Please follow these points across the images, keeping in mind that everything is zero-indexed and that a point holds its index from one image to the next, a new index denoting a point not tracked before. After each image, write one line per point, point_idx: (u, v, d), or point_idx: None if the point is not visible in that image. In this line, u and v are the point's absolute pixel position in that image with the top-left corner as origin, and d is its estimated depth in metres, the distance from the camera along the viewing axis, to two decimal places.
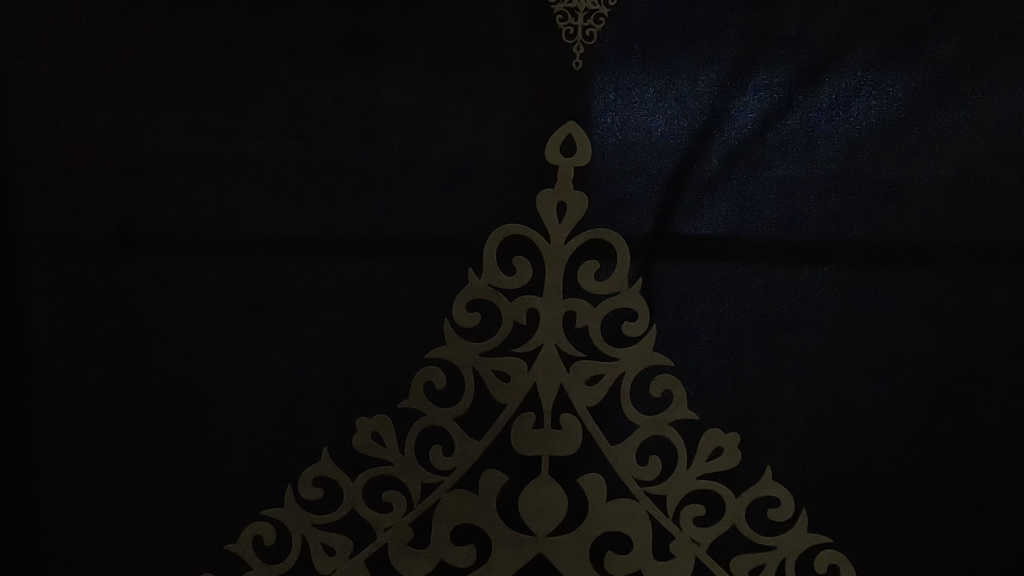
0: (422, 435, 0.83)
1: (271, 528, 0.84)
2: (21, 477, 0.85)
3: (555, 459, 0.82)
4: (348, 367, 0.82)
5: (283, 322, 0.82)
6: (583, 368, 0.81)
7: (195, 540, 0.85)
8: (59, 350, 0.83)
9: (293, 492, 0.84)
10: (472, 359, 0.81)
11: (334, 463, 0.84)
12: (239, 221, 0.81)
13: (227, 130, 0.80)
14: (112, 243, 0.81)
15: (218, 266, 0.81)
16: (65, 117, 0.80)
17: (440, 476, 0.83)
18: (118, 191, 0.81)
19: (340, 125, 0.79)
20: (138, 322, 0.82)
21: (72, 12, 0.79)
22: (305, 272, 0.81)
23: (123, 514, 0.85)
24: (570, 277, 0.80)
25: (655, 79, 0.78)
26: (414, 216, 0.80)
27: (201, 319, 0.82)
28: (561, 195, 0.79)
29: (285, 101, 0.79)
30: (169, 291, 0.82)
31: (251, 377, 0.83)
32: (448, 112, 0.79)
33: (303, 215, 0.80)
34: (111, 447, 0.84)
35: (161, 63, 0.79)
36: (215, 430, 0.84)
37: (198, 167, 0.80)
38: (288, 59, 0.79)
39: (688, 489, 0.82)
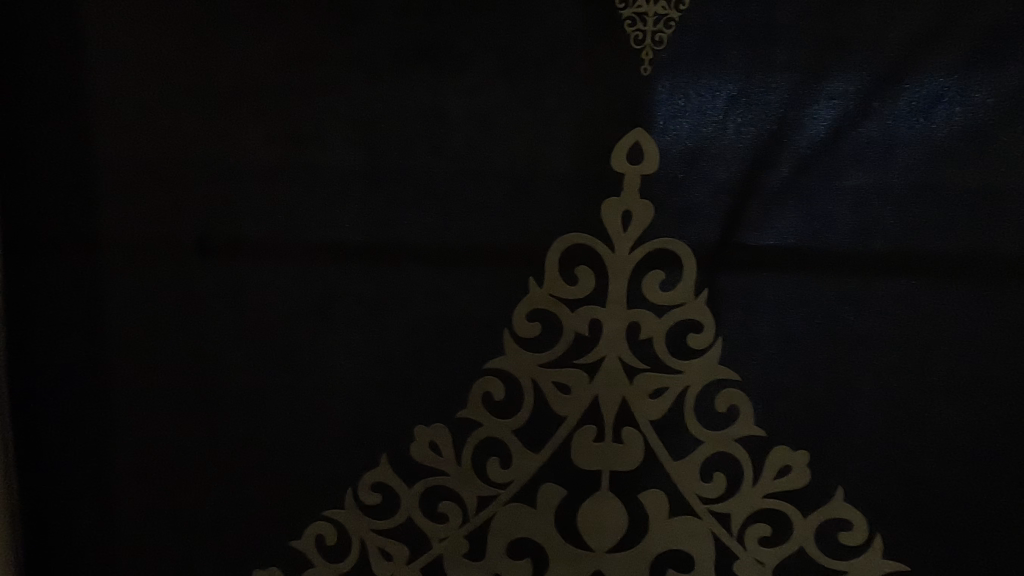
0: (482, 444, 0.83)
1: (331, 530, 0.86)
2: (95, 472, 0.88)
3: (616, 472, 0.81)
4: (409, 374, 0.83)
5: (346, 327, 0.83)
6: (646, 380, 0.79)
7: (260, 538, 0.87)
8: (135, 352, 0.86)
9: (353, 496, 0.85)
10: (532, 369, 0.80)
11: (393, 468, 0.85)
12: (306, 228, 0.82)
13: (297, 140, 0.81)
14: (187, 249, 0.84)
15: (285, 272, 0.83)
16: (146, 127, 0.83)
17: (498, 486, 0.83)
18: (194, 198, 0.84)
19: (407, 133, 0.80)
20: (209, 325, 0.85)
21: (150, 23, 0.82)
22: (369, 279, 0.82)
23: (191, 511, 0.88)
24: (634, 288, 0.78)
25: (726, 85, 0.76)
26: (477, 224, 0.80)
27: (268, 324, 0.84)
28: (626, 204, 0.78)
29: (353, 111, 0.80)
30: (239, 295, 0.84)
31: (315, 380, 0.85)
32: (514, 120, 0.78)
33: (368, 223, 0.82)
34: (182, 446, 0.87)
35: (236, 74, 0.82)
36: (279, 432, 0.86)
37: (268, 174, 0.82)
38: (356, 69, 0.80)
39: (753, 507, 0.80)
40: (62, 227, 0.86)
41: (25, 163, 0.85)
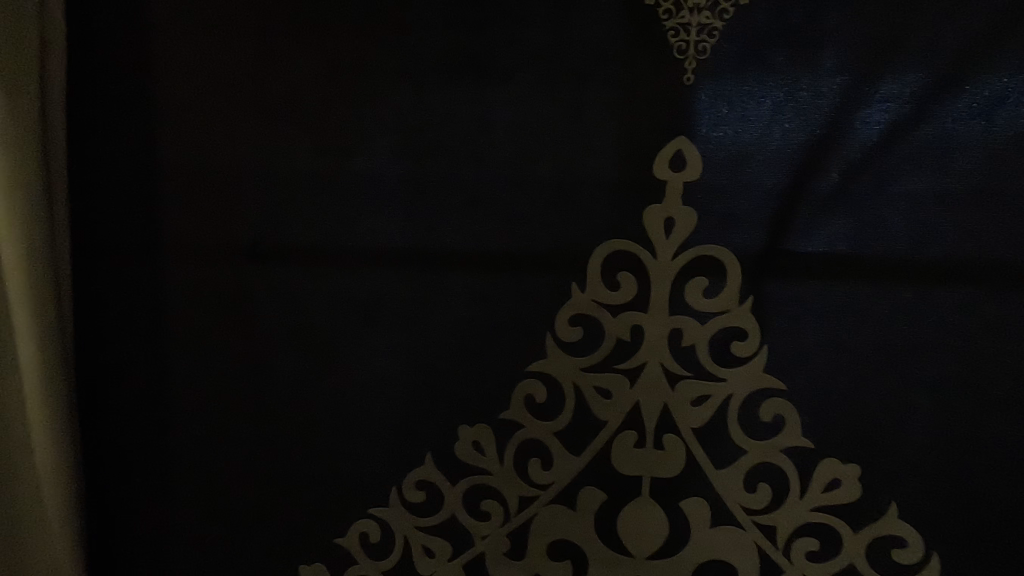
0: (523, 446, 0.84)
1: (376, 526, 0.90)
2: (159, 464, 0.94)
3: (656, 479, 0.81)
4: (453, 376, 0.86)
5: (393, 330, 0.87)
6: (688, 387, 0.79)
7: (310, 531, 0.92)
8: (198, 350, 0.92)
9: (398, 493, 0.89)
10: (573, 374, 0.82)
11: (437, 467, 0.87)
12: (357, 235, 0.86)
13: (347, 151, 0.85)
14: (245, 254, 0.89)
15: (337, 276, 0.88)
16: (208, 140, 0.88)
17: (539, 488, 0.84)
18: (251, 207, 0.88)
19: (452, 144, 0.83)
20: (265, 326, 0.90)
21: (213, 42, 0.87)
22: (415, 284, 0.86)
23: (246, 503, 0.93)
24: (675, 294, 0.78)
25: (772, 91, 0.75)
26: (520, 231, 0.82)
27: (320, 326, 0.89)
28: (669, 211, 0.78)
29: (401, 123, 0.84)
30: (293, 299, 0.89)
31: (363, 380, 0.88)
32: (556, 130, 0.80)
33: (415, 230, 0.85)
34: (240, 440, 0.92)
35: (292, 88, 0.86)
36: (329, 430, 0.90)
37: (320, 184, 0.86)
38: (404, 83, 0.83)
39: (799, 520, 0.78)
40: (128, 234, 0.92)
41: (98, 176, 0.91)
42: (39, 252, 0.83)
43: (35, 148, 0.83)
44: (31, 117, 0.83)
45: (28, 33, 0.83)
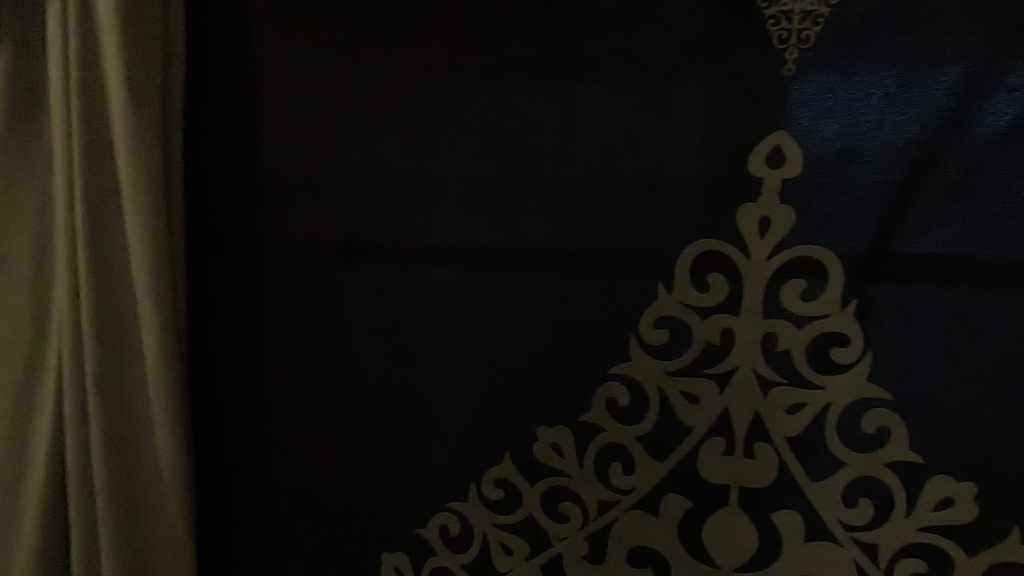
0: (604, 449, 0.83)
1: (455, 520, 0.91)
2: (252, 450, 0.99)
3: (746, 489, 0.78)
4: (534, 376, 0.85)
5: (475, 329, 0.87)
6: (783, 395, 0.75)
7: (392, 521, 0.94)
8: (290, 344, 0.96)
9: (477, 490, 0.90)
10: (659, 377, 0.79)
11: (516, 467, 0.87)
12: (440, 234, 0.88)
13: (433, 151, 0.87)
14: (335, 252, 0.93)
15: (420, 275, 0.89)
16: (303, 142, 0.93)
17: (620, 492, 0.83)
18: (342, 206, 0.92)
19: (537, 142, 0.82)
20: (352, 322, 0.93)
21: (309, 49, 0.91)
22: (497, 283, 0.86)
23: (332, 492, 0.97)
24: (770, 297, 0.75)
25: (884, 81, 0.70)
26: (605, 230, 0.81)
27: (404, 322, 0.91)
28: (765, 209, 0.74)
29: (486, 122, 0.84)
30: (379, 295, 0.91)
31: (445, 377, 0.90)
32: (644, 126, 0.78)
33: (497, 229, 0.85)
34: (327, 431, 0.96)
35: (381, 91, 0.88)
36: (411, 424, 0.92)
37: (407, 183, 0.88)
38: (489, 83, 0.83)
39: (905, 540, 0.73)
40: (231, 232, 0.97)
41: (207, 178, 0.98)
42: (158, 256, 0.90)
43: (155, 160, 0.89)
44: (151, 132, 0.89)
45: (153, 53, 0.90)
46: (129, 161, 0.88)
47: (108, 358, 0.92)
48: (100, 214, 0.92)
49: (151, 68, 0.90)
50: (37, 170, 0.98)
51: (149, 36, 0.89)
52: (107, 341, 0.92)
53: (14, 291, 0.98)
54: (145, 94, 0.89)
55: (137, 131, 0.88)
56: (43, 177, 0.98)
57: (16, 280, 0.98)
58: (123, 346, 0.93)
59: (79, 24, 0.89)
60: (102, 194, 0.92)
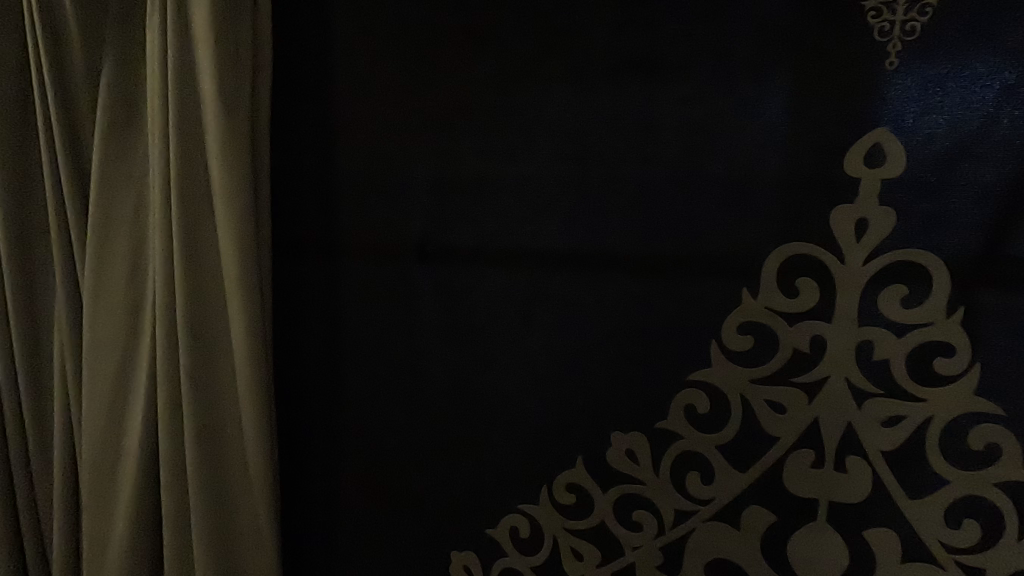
0: (682, 457, 0.81)
1: (526, 523, 0.91)
2: (328, 445, 1.03)
3: (835, 504, 0.74)
4: (609, 379, 0.85)
5: (549, 331, 0.87)
6: (879, 407, 0.71)
7: (463, 520, 0.96)
8: (365, 342, 0.99)
9: (548, 493, 0.89)
10: (742, 384, 0.77)
11: (588, 471, 0.87)
12: (515, 236, 0.88)
13: (509, 153, 0.87)
14: (411, 254, 0.95)
15: (494, 277, 0.90)
16: (381, 146, 0.95)
17: (698, 503, 0.80)
18: (418, 209, 0.93)
19: (616, 144, 0.81)
20: (427, 323, 0.95)
21: (389, 54, 0.93)
22: (572, 285, 0.86)
23: (404, 489, 0.98)
24: (865, 303, 0.71)
25: (1001, 73, 0.66)
26: (685, 232, 0.79)
27: (478, 324, 0.92)
28: (861, 211, 0.71)
29: (563, 124, 0.84)
30: (453, 296, 0.93)
31: (518, 379, 0.90)
32: (729, 126, 0.76)
33: (573, 232, 0.85)
34: (400, 429, 0.98)
35: (460, 95, 0.89)
36: (483, 425, 0.93)
37: (482, 186, 0.89)
38: (568, 84, 0.83)
39: (1016, 567, 0.68)
40: (312, 234, 1.01)
41: (290, 182, 1.02)
42: (247, 256, 0.94)
43: (244, 165, 0.93)
44: (242, 138, 0.93)
45: (243, 62, 0.94)
46: (222, 166, 0.93)
47: (200, 353, 0.97)
48: (195, 217, 0.97)
49: (241, 76, 0.94)
50: (134, 176, 1.04)
51: (240, 46, 0.93)
52: (200, 337, 0.97)
53: (113, 290, 1.04)
54: (235, 102, 0.93)
55: (230, 138, 0.93)
56: (139, 183, 1.04)
57: (116, 279, 1.04)
58: (212, 342, 0.98)
59: (177, 36, 0.95)
60: (196, 198, 0.97)
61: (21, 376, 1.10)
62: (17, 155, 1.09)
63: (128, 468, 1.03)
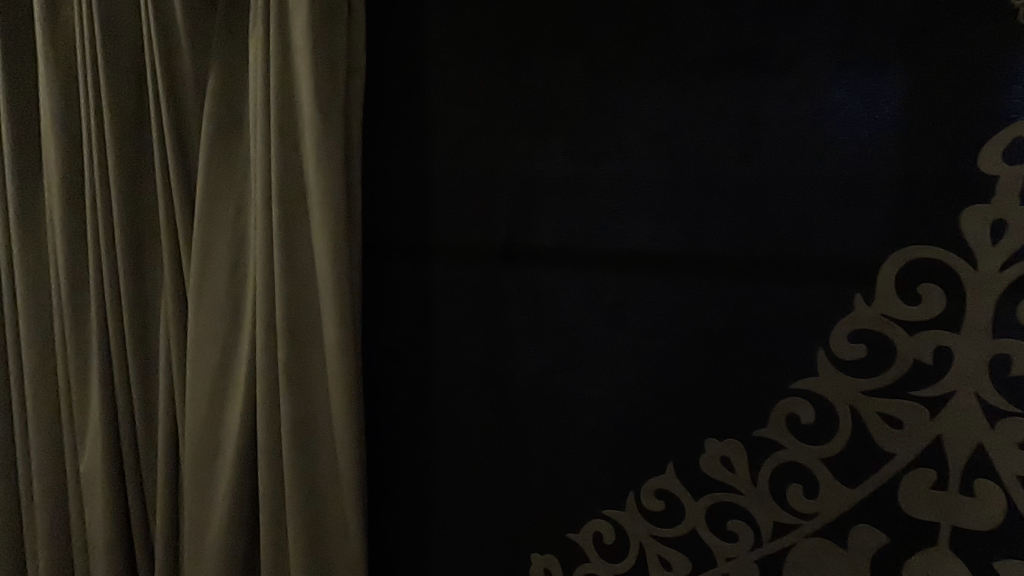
0: (782, 468, 0.77)
1: (610, 529, 0.89)
2: (412, 440, 1.05)
3: (959, 529, 0.69)
4: (704, 385, 0.82)
5: (640, 333, 0.86)
6: (1014, 427, 0.65)
7: (545, 521, 0.95)
8: (451, 341, 1.00)
9: (634, 499, 0.88)
10: (851, 396, 0.72)
11: (678, 479, 0.84)
12: (605, 236, 0.87)
13: (602, 153, 0.86)
14: (498, 254, 0.95)
15: (583, 278, 0.89)
16: (471, 147, 0.96)
17: (800, 517, 0.76)
18: (507, 209, 0.94)
19: (716, 140, 0.79)
20: (514, 323, 0.95)
21: (481, 55, 0.94)
22: (665, 287, 0.84)
23: (487, 487, 0.99)
24: (1000, 313, 0.66)
25: None
26: (790, 234, 0.76)
27: (565, 324, 0.91)
28: (998, 213, 0.65)
29: (659, 122, 0.82)
30: (541, 297, 0.92)
31: (605, 382, 0.89)
32: (841, 121, 0.73)
33: (667, 232, 0.83)
34: (484, 427, 0.99)
35: (552, 94, 0.89)
36: (569, 427, 0.92)
37: (573, 187, 0.88)
38: (665, 80, 0.81)
39: None
40: (401, 234, 1.03)
41: (380, 183, 1.04)
42: (340, 254, 0.97)
43: (337, 165, 0.96)
44: (336, 140, 0.96)
45: (338, 66, 0.96)
46: (317, 167, 0.96)
47: (294, 348, 1.01)
48: (293, 216, 1.01)
49: (336, 80, 0.96)
50: (236, 178, 1.10)
51: (334, 50, 0.96)
52: (296, 331, 1.02)
53: (214, 286, 1.10)
54: (331, 105, 0.96)
55: (325, 140, 0.95)
56: (240, 184, 1.10)
57: (217, 275, 1.10)
58: (306, 336, 1.02)
59: (278, 44, 0.99)
60: (294, 199, 1.01)
61: (131, 362, 1.19)
62: (131, 156, 1.17)
63: (226, 453, 1.09)
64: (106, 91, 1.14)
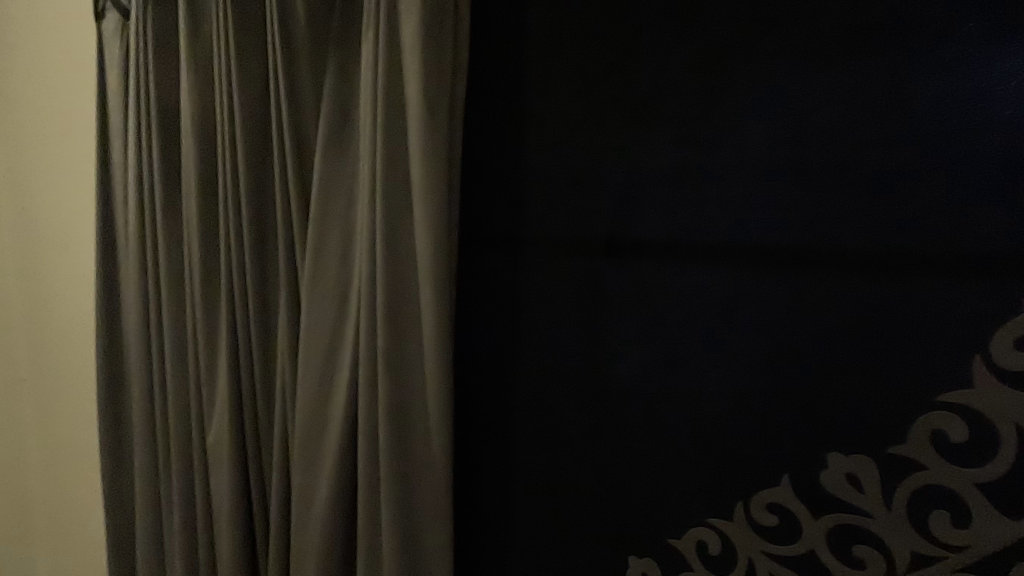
0: (924, 492, 0.69)
1: (716, 538, 0.84)
2: (504, 433, 1.04)
3: None
4: (826, 393, 0.75)
5: (753, 333, 0.80)
6: None
7: (641, 525, 0.92)
8: (548, 336, 0.99)
9: (744, 510, 0.82)
10: (1016, 412, 0.64)
11: (796, 494, 0.77)
12: (716, 229, 0.82)
13: (716, 140, 0.81)
14: (599, 248, 0.93)
15: (690, 273, 0.84)
16: (574, 138, 0.94)
17: (944, 548, 0.68)
18: (610, 202, 0.91)
19: (850, 125, 0.72)
20: (613, 318, 0.92)
21: (588, 44, 0.92)
22: (783, 284, 0.77)
23: (581, 485, 0.97)
24: None
25: None
26: (936, 227, 0.68)
27: (669, 322, 0.87)
28: None
29: (783, 106, 0.76)
30: (643, 293, 0.89)
31: (712, 384, 0.83)
32: (1000, 101, 0.65)
33: (787, 224, 0.77)
34: (578, 424, 0.96)
35: (663, 81, 0.85)
36: (670, 430, 0.88)
37: (683, 178, 0.84)
38: (792, 60, 0.76)
39: None
40: (498, 227, 1.03)
41: (479, 176, 1.05)
42: (439, 249, 0.99)
43: (441, 159, 0.97)
44: (440, 136, 0.97)
45: (444, 61, 0.98)
46: (421, 163, 0.98)
47: (393, 335, 1.04)
48: (397, 210, 1.05)
49: (442, 75, 0.98)
50: (348, 174, 1.16)
51: (442, 45, 0.98)
52: (395, 322, 1.04)
53: (326, 275, 1.16)
54: (437, 100, 0.98)
55: (430, 133, 0.97)
56: (351, 180, 1.16)
57: (328, 265, 1.16)
58: (406, 328, 1.05)
59: (387, 42, 1.02)
60: (399, 191, 1.05)
61: (254, 343, 1.29)
62: (257, 153, 1.27)
63: (333, 432, 1.15)
64: (238, 95, 1.25)
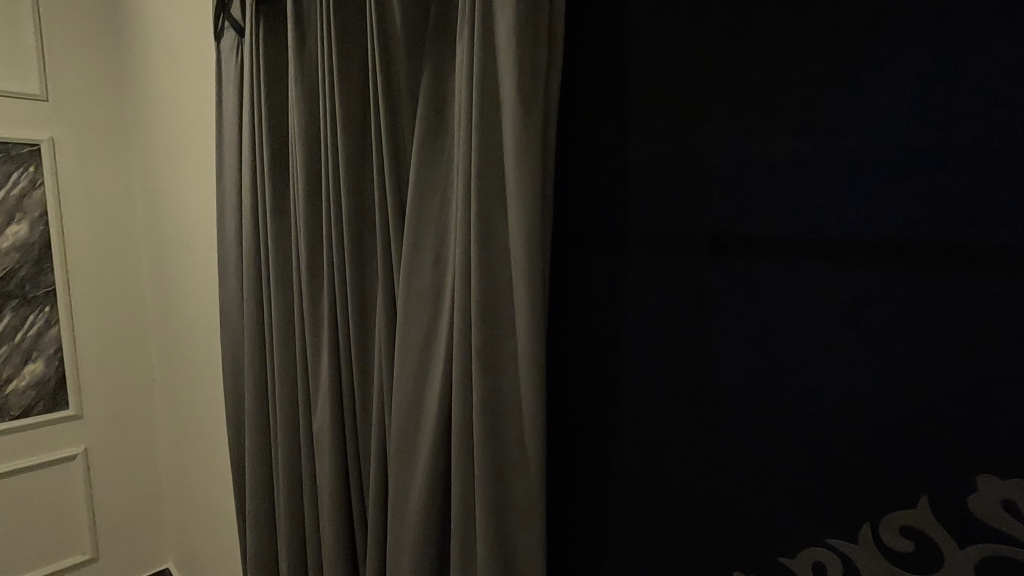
0: None
1: (838, 560, 0.78)
2: (605, 434, 1.02)
3: None
4: (974, 410, 0.66)
5: (882, 339, 0.72)
6: None
7: (750, 539, 0.86)
8: (647, 336, 0.95)
9: (870, 532, 0.75)
10: None
11: (935, 519, 0.69)
12: (839, 224, 0.75)
13: (840, 127, 0.74)
14: (704, 244, 0.88)
15: (808, 272, 0.78)
16: (678, 132, 0.90)
17: None
18: (716, 196, 0.86)
19: (1006, 100, 0.62)
20: (719, 320, 0.87)
21: (692, 32, 0.87)
22: (920, 284, 0.69)
23: (682, 492, 0.93)
24: None
25: None
26: None
27: (783, 324, 0.81)
28: None
29: (920, 86, 0.68)
30: (754, 293, 0.83)
31: (832, 393, 0.77)
32: None
33: (924, 218, 0.68)
34: (680, 428, 0.93)
35: (780, 65, 0.79)
36: (783, 440, 0.82)
37: (801, 169, 0.78)
38: (933, 33, 0.66)
39: None
40: (598, 225, 1.01)
41: (579, 174, 1.03)
42: (534, 248, 0.98)
43: (535, 156, 0.96)
44: (534, 132, 0.96)
45: (538, 58, 0.97)
46: (515, 162, 0.98)
47: (489, 333, 1.05)
48: (489, 210, 1.05)
49: (536, 72, 0.97)
50: (442, 176, 1.18)
51: (537, 41, 0.97)
52: (489, 321, 1.05)
53: (420, 273, 1.19)
54: (531, 97, 0.97)
55: (525, 130, 0.96)
56: (443, 182, 1.18)
57: (421, 264, 1.18)
58: (499, 327, 1.05)
59: (480, 42, 1.02)
60: (490, 189, 1.05)
61: (351, 340, 1.34)
62: (356, 158, 1.32)
63: (427, 424, 1.18)
64: (339, 105, 1.30)
